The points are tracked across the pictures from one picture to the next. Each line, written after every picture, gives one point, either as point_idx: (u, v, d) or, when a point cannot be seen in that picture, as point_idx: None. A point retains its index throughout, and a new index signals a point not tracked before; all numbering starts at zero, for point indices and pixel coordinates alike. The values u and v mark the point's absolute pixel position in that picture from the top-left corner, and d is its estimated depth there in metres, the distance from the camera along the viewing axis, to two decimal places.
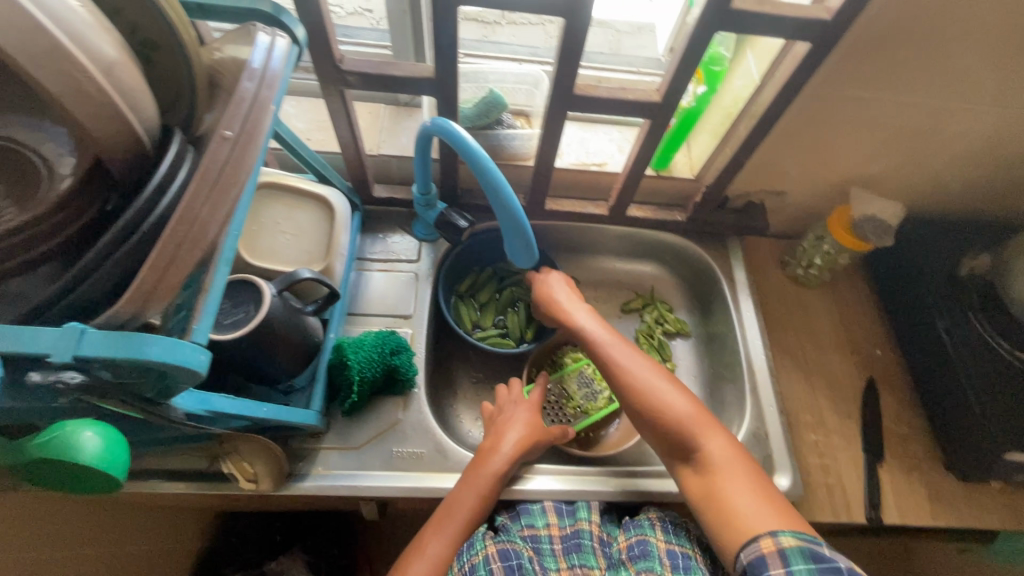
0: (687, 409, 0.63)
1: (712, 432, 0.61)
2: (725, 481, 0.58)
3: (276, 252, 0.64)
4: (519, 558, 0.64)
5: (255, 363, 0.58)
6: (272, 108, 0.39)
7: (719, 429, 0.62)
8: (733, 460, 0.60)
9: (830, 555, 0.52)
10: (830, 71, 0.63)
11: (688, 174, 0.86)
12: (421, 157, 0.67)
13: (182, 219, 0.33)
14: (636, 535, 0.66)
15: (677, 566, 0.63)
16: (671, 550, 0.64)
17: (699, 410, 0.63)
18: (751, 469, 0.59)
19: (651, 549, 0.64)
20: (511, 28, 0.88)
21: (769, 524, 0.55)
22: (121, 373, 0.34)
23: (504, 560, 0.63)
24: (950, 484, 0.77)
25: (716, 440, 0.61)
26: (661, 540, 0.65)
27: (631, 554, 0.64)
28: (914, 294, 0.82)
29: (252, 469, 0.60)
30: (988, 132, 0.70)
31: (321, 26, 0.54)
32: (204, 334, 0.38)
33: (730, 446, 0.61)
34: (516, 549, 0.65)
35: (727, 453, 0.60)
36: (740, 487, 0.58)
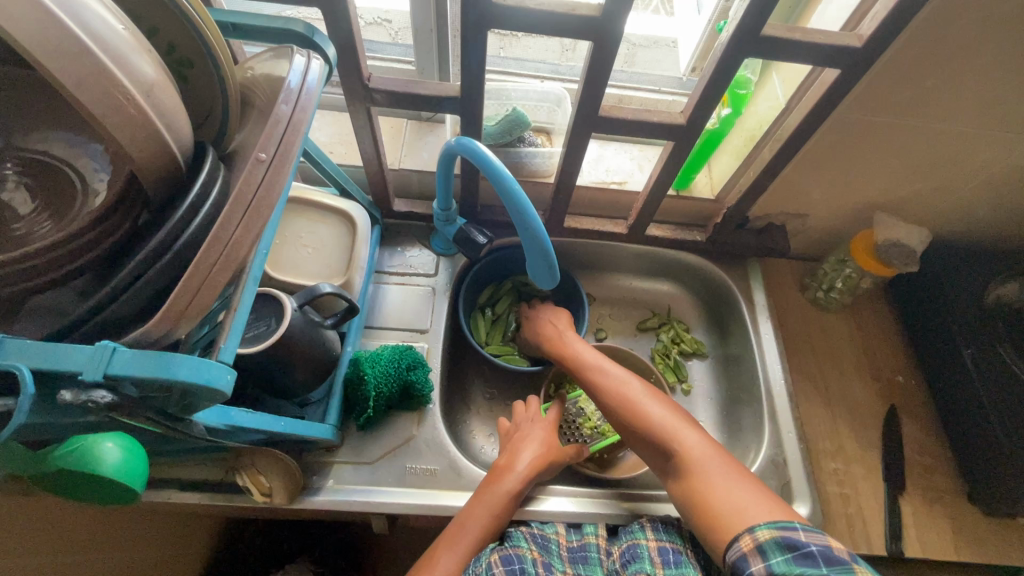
0: (660, 412, 0.64)
1: (685, 431, 0.62)
2: (705, 480, 0.57)
3: (299, 266, 0.64)
4: (521, 562, 0.59)
5: (274, 376, 0.58)
6: (306, 129, 0.39)
7: (696, 429, 0.62)
8: (712, 458, 0.59)
9: (806, 540, 0.48)
10: (859, 96, 0.62)
11: (708, 195, 0.86)
12: (444, 175, 0.67)
13: (215, 239, 0.33)
14: (629, 540, 0.64)
15: (668, 562, 0.60)
16: (661, 547, 0.62)
17: (677, 414, 0.64)
18: (734, 467, 0.58)
19: (641, 551, 0.62)
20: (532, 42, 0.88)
21: (748, 518, 0.52)
22: (149, 389, 0.34)
23: (507, 564, 0.58)
24: (975, 519, 0.75)
25: (694, 440, 0.61)
26: (651, 540, 0.63)
27: (624, 560, 0.62)
28: (939, 322, 0.81)
29: (267, 483, 0.60)
30: (1019, 160, 0.69)
31: (351, 46, 0.55)
32: (231, 352, 0.38)
33: (709, 446, 0.60)
34: (519, 554, 0.60)
35: (707, 452, 0.59)
36: (720, 484, 0.56)
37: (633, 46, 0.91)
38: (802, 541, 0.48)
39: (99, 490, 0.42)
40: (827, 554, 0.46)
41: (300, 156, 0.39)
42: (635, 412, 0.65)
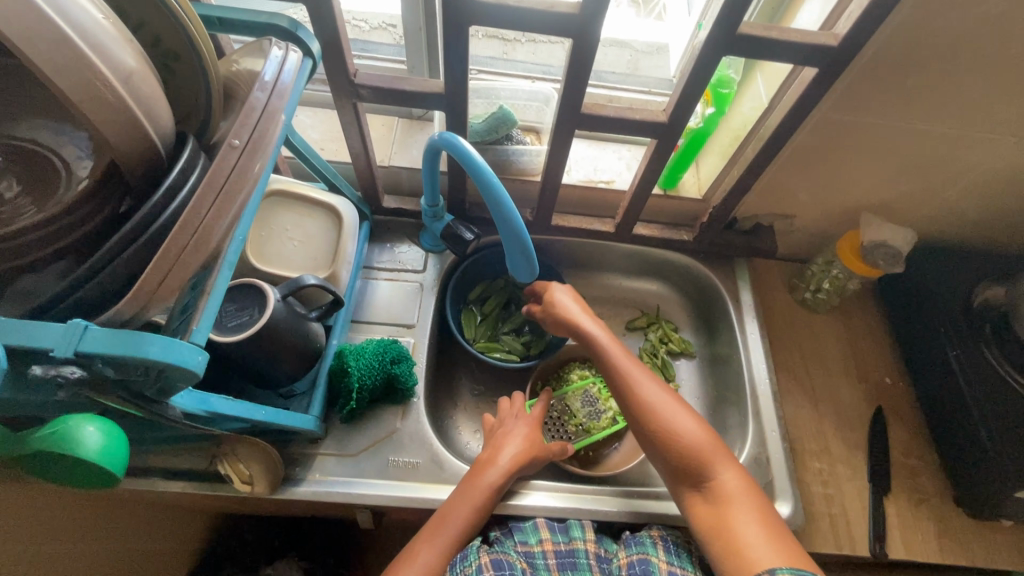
0: (696, 431, 0.62)
1: (723, 460, 0.61)
2: (734, 513, 0.57)
3: (284, 258, 0.65)
4: (511, 569, 0.61)
5: (256, 365, 0.59)
6: (281, 118, 0.40)
7: (730, 459, 0.61)
8: (745, 493, 0.59)
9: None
10: (840, 97, 0.63)
11: (696, 195, 0.86)
12: (429, 171, 0.68)
13: (186, 222, 0.34)
14: (637, 553, 0.63)
15: None
16: (671, 572, 0.61)
17: (713, 439, 0.62)
18: (763, 505, 0.58)
19: (651, 570, 0.61)
20: (529, 45, 0.89)
21: (768, 560, 0.53)
22: (122, 369, 0.35)
23: (497, 569, 0.60)
24: (959, 520, 0.74)
25: (728, 472, 0.60)
26: (663, 561, 0.62)
27: (632, 574, 0.61)
28: (926, 323, 0.80)
29: (247, 471, 0.60)
30: (1001, 162, 0.69)
31: (336, 42, 0.56)
32: (204, 333, 0.39)
33: (742, 480, 0.60)
34: (509, 561, 0.62)
35: (740, 487, 0.59)
36: (750, 521, 0.56)
37: (635, 53, 0.92)
38: None
39: (79, 473, 0.43)
40: None
41: (275, 145, 0.40)
42: (664, 423, 0.63)
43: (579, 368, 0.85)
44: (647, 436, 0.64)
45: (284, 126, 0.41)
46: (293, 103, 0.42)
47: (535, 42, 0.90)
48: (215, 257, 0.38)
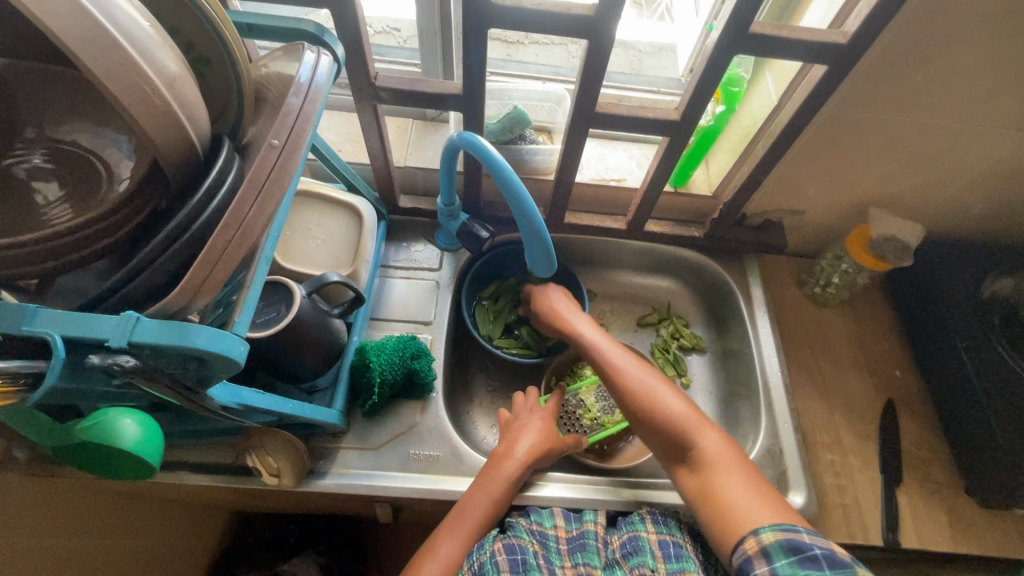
0: (674, 402, 0.65)
1: (703, 427, 0.62)
2: (718, 479, 0.58)
3: (309, 256, 0.67)
4: (523, 552, 0.62)
5: (283, 360, 0.61)
6: (315, 120, 0.42)
7: (711, 426, 0.63)
8: (728, 458, 0.60)
9: (809, 542, 0.51)
10: (848, 94, 0.64)
11: (706, 191, 0.88)
12: (446, 170, 0.70)
13: (231, 218, 0.36)
14: (628, 531, 0.66)
15: (668, 556, 0.62)
16: (661, 541, 0.64)
17: (694, 411, 0.64)
18: (747, 469, 0.59)
19: (642, 543, 0.64)
20: (534, 47, 0.91)
21: (754, 522, 0.54)
22: (168, 359, 0.37)
23: (509, 554, 0.61)
24: (970, 510, 0.75)
25: (710, 439, 0.61)
26: (651, 533, 0.65)
27: (625, 551, 0.64)
28: (935, 315, 0.82)
29: (275, 464, 0.62)
30: (1008, 155, 0.71)
31: (359, 46, 0.58)
32: (244, 326, 0.40)
33: (725, 446, 0.61)
34: (521, 544, 0.63)
35: (724, 452, 0.60)
36: (734, 485, 0.57)
37: (638, 53, 0.94)
38: (806, 544, 0.50)
39: (116, 463, 0.44)
40: (830, 556, 0.49)
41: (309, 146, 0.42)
42: (643, 397, 0.66)
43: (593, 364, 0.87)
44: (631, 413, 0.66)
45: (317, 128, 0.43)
46: (325, 106, 0.44)
47: (539, 44, 0.92)
48: (253, 254, 0.39)
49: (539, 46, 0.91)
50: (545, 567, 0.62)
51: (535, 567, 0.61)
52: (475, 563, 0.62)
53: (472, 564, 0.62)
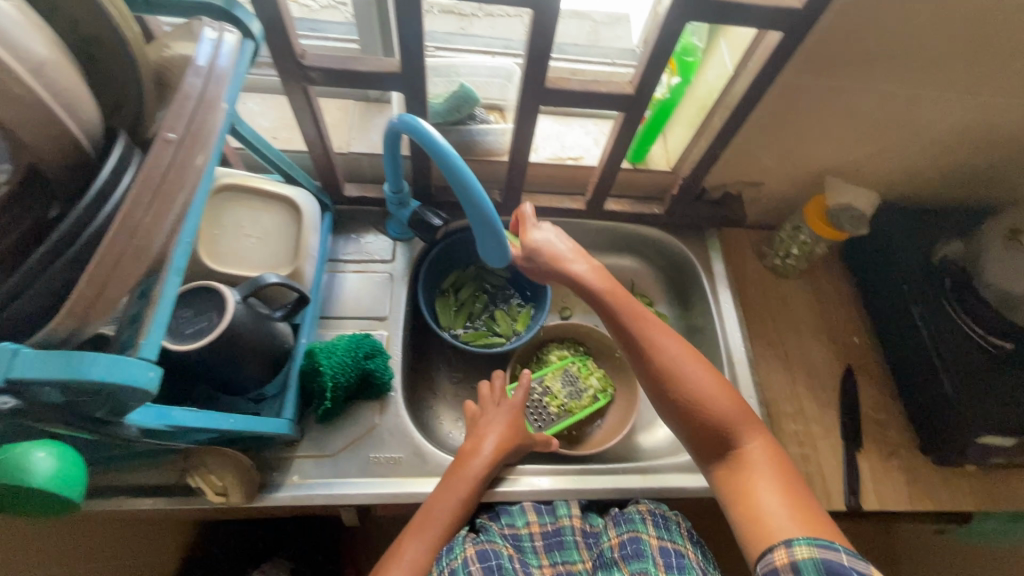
0: (722, 400, 0.61)
1: (750, 431, 0.60)
2: (756, 482, 0.57)
3: (239, 255, 0.60)
4: (498, 557, 0.59)
5: (222, 372, 0.56)
6: (220, 106, 0.37)
7: (757, 430, 0.61)
8: (770, 462, 0.58)
9: (847, 565, 0.50)
10: (803, 61, 0.62)
11: (665, 166, 0.86)
12: (390, 155, 0.65)
13: (121, 225, 0.31)
14: (628, 531, 0.62)
15: (670, 565, 0.59)
16: (663, 548, 0.60)
17: (741, 408, 0.61)
18: (787, 474, 0.58)
19: (644, 547, 0.60)
20: (488, 20, 0.85)
21: (787, 531, 0.53)
22: (64, 392, 0.33)
23: (484, 561, 0.58)
24: (926, 468, 0.78)
25: (753, 441, 0.60)
26: (654, 537, 0.61)
27: (624, 553, 0.60)
28: (891, 281, 0.82)
29: (221, 482, 0.57)
30: (959, 120, 0.71)
31: (279, 21, 0.52)
32: (154, 347, 0.36)
33: (768, 450, 0.60)
34: (496, 549, 0.60)
35: (765, 456, 0.59)
36: (772, 490, 0.56)
37: (595, 23, 0.89)
38: (842, 566, 0.49)
39: (33, 503, 0.40)
40: None
41: (217, 137, 0.37)
42: (686, 387, 0.61)
43: (557, 349, 0.85)
44: (669, 403, 0.62)
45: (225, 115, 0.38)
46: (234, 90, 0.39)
47: (492, 16, 0.86)
48: (159, 263, 0.35)
49: (493, 20, 0.85)
50: (521, 569, 0.59)
51: (512, 570, 0.58)
52: (446, 569, 0.58)
53: (441, 569, 0.58)
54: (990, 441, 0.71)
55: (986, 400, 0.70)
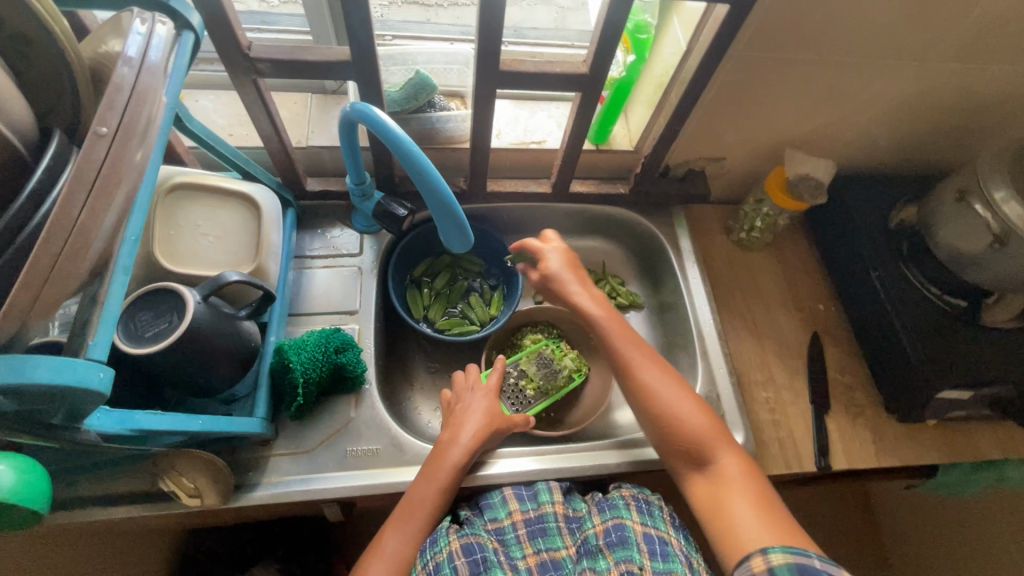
0: (696, 417, 0.64)
1: (723, 444, 0.63)
2: (728, 494, 0.59)
3: (199, 255, 0.59)
4: (482, 550, 0.61)
5: (187, 374, 0.55)
6: (154, 97, 0.36)
7: (730, 444, 0.63)
8: (744, 477, 0.60)
9: (819, 568, 0.51)
10: (753, 35, 0.63)
11: (627, 146, 0.87)
12: (347, 146, 0.64)
13: (56, 223, 0.30)
14: (613, 518, 0.64)
15: (654, 553, 0.61)
16: (647, 534, 0.63)
17: (715, 425, 0.64)
18: (760, 490, 0.60)
19: (628, 535, 0.62)
20: (453, 10, 0.85)
21: (761, 542, 0.55)
22: (14, 400, 0.33)
23: (468, 556, 0.60)
24: (891, 425, 0.80)
25: (726, 457, 0.62)
26: (637, 523, 0.63)
27: (610, 541, 0.62)
28: (852, 248, 0.85)
29: (193, 483, 0.56)
30: (907, 86, 0.72)
31: (222, 17, 0.51)
32: (104, 348, 0.35)
33: (742, 465, 0.62)
34: (480, 542, 0.62)
35: (738, 470, 0.61)
36: (744, 502, 0.58)
37: (561, 9, 0.89)
38: (814, 568, 0.51)
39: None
40: None
41: (152, 129, 0.36)
42: (662, 406, 0.65)
43: (532, 333, 0.86)
44: (649, 420, 0.65)
45: (159, 106, 0.37)
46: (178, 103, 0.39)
47: (458, 5, 0.85)
48: (105, 262, 0.35)
49: (458, 9, 0.85)
50: (506, 563, 0.61)
51: (497, 564, 0.60)
52: (431, 562, 0.60)
53: (427, 563, 0.61)
54: (949, 395, 0.74)
55: (943, 357, 0.73)
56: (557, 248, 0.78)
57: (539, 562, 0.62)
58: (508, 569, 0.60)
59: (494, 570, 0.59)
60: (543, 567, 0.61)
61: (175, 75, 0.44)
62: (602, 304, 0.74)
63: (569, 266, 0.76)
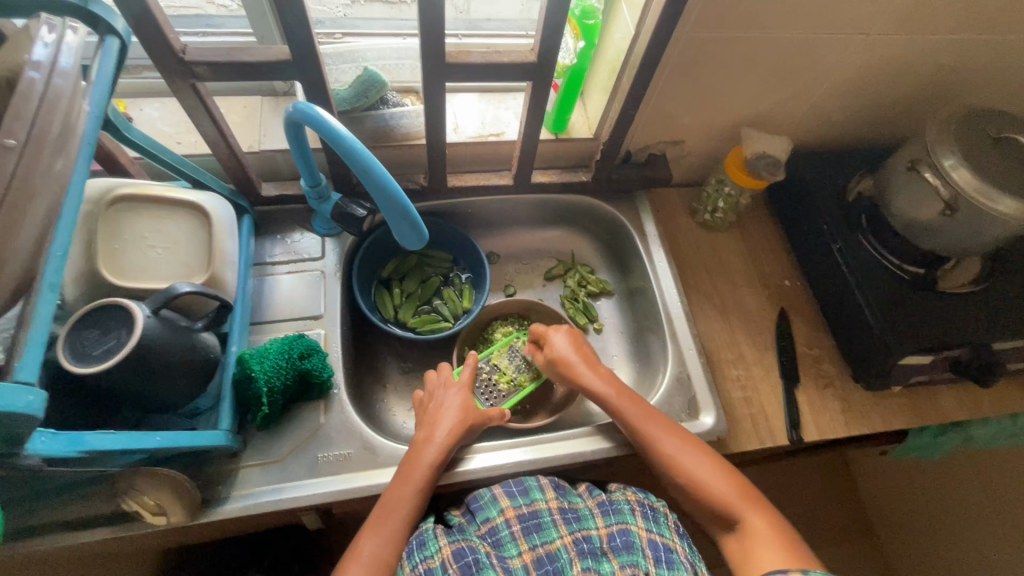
0: (718, 476, 0.62)
1: (749, 503, 0.60)
2: (759, 556, 0.57)
3: (148, 269, 0.58)
4: (475, 553, 0.57)
5: (142, 390, 0.53)
6: (66, 102, 0.36)
7: (757, 501, 0.61)
8: (776, 536, 0.58)
9: None
10: (699, 16, 0.63)
11: (586, 134, 0.87)
12: (297, 148, 0.63)
13: None
14: (617, 522, 0.60)
15: (660, 559, 0.56)
16: (652, 540, 0.58)
17: (739, 484, 0.62)
18: (794, 546, 0.57)
19: (633, 540, 0.58)
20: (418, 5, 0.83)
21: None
22: None
23: (460, 560, 0.56)
24: (859, 394, 0.81)
25: (755, 516, 0.59)
26: (642, 529, 0.59)
27: (614, 544, 0.58)
28: (813, 222, 0.86)
29: (156, 502, 0.55)
30: (855, 60, 0.73)
31: (149, 19, 0.49)
32: (32, 369, 0.34)
33: (773, 525, 0.59)
34: (472, 546, 0.58)
35: (768, 529, 0.58)
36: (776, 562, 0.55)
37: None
38: None
39: None
40: None
41: (66, 138, 0.36)
42: (681, 468, 0.63)
43: (502, 326, 0.86)
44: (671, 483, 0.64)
45: (72, 112, 0.37)
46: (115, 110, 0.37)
47: None
48: (29, 280, 0.35)
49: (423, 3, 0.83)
50: (500, 564, 0.56)
51: (491, 565, 0.56)
52: (420, 567, 0.57)
53: (415, 566, 0.57)
54: (911, 360, 0.75)
55: (905, 324, 0.74)
56: (560, 329, 0.77)
57: (536, 559, 0.57)
58: (502, 571, 0.55)
59: (487, 572, 0.55)
60: (542, 564, 0.56)
61: (99, 81, 0.44)
62: (609, 377, 0.72)
63: (573, 346, 0.75)
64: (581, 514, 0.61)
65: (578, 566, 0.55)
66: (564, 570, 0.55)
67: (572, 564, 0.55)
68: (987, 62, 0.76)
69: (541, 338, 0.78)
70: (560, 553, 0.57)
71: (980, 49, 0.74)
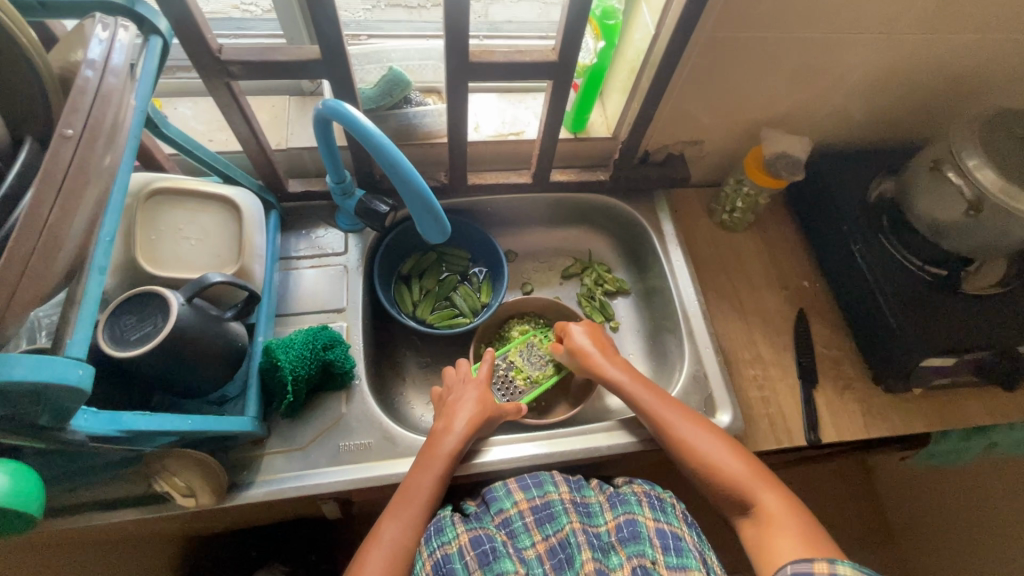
0: (737, 465, 0.62)
1: (766, 487, 0.60)
2: (775, 539, 0.56)
3: (182, 259, 0.60)
4: (492, 541, 0.58)
5: (176, 375, 0.56)
6: (118, 97, 0.39)
7: (773, 487, 0.60)
8: (791, 517, 0.57)
9: None
10: (719, 15, 0.63)
11: (605, 133, 0.88)
12: (325, 145, 0.65)
13: (28, 226, 0.32)
14: (625, 513, 0.60)
15: (668, 547, 0.57)
16: (660, 529, 0.59)
17: (754, 468, 0.62)
18: (811, 531, 0.56)
19: (641, 529, 0.58)
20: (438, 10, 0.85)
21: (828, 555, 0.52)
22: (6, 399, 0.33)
23: (477, 547, 0.57)
24: (880, 397, 0.80)
25: (770, 498, 0.59)
26: (650, 518, 0.60)
27: (622, 535, 0.58)
28: (832, 223, 0.85)
29: (185, 483, 0.57)
30: (878, 60, 0.73)
31: (189, 20, 0.52)
32: (81, 345, 0.37)
33: (788, 505, 0.59)
34: (489, 533, 0.59)
35: (784, 511, 0.58)
36: (791, 545, 0.55)
37: (546, 4, 0.89)
38: None
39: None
40: None
41: (117, 130, 0.39)
42: (698, 453, 0.63)
43: (519, 324, 0.87)
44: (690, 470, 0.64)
45: (123, 106, 0.40)
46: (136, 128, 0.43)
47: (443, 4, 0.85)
48: (80, 264, 0.38)
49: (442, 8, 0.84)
50: (515, 554, 0.57)
51: (506, 554, 0.57)
52: (437, 552, 0.58)
53: (433, 552, 0.58)
54: (934, 363, 0.73)
55: (929, 325, 0.72)
56: (583, 324, 0.79)
57: (549, 548, 0.57)
58: (517, 561, 0.56)
59: (502, 560, 0.56)
60: (554, 553, 0.57)
61: (145, 78, 0.47)
62: (630, 368, 0.74)
63: (591, 339, 0.76)
64: (592, 509, 0.62)
65: (587, 554, 0.56)
66: (574, 559, 0.56)
67: (581, 550, 0.56)
68: (1013, 61, 0.75)
69: (563, 332, 0.79)
70: (570, 540, 0.57)
71: (1005, 49, 0.73)
